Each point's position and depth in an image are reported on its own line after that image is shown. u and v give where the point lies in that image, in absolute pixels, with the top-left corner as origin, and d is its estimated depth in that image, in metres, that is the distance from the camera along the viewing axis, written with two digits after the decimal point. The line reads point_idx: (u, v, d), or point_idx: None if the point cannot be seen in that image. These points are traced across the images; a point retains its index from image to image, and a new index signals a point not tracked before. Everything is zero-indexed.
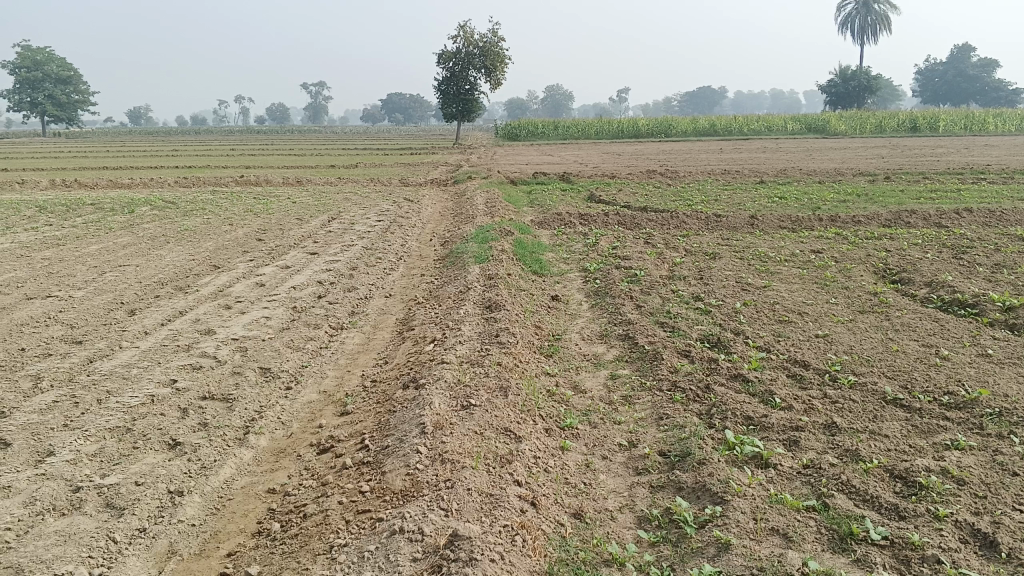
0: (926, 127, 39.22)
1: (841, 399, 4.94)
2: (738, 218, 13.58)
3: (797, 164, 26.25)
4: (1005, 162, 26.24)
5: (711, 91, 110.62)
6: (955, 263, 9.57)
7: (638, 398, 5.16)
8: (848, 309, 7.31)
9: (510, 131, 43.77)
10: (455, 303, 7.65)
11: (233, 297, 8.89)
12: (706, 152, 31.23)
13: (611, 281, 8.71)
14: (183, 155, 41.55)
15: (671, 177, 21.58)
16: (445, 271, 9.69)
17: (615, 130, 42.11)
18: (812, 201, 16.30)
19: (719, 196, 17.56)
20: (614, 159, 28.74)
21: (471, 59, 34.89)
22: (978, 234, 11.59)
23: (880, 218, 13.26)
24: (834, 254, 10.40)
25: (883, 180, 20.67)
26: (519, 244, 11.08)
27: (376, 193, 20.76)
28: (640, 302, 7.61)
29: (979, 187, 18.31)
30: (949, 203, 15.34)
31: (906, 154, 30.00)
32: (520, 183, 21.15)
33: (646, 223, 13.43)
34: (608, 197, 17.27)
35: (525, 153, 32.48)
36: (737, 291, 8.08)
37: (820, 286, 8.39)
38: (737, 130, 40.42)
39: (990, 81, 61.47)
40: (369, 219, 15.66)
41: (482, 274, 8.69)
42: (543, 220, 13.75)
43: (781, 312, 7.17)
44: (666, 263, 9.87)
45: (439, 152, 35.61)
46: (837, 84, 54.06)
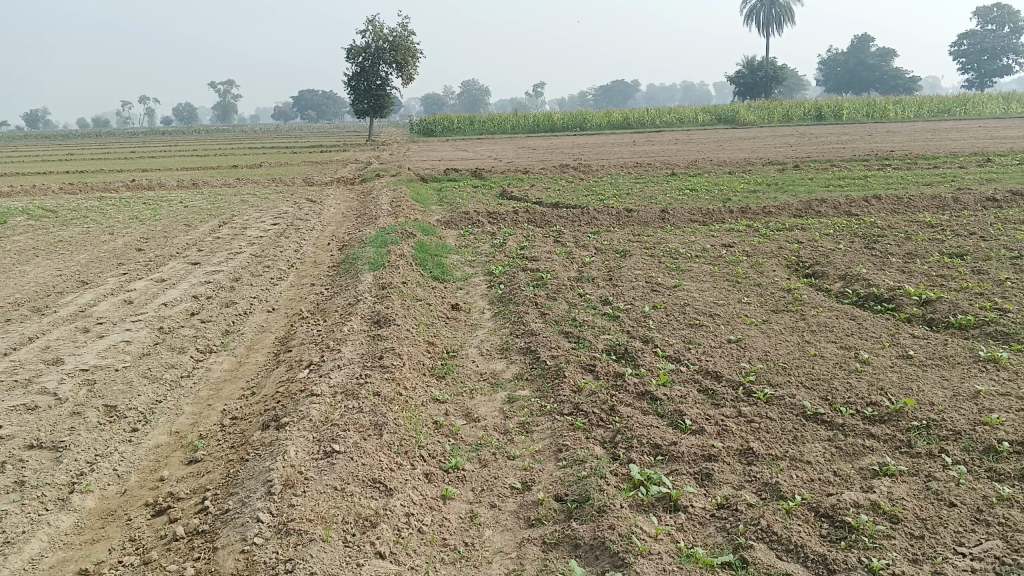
0: (830, 116, 40.17)
1: (757, 418, 4.43)
2: (649, 211, 13.20)
3: (708, 154, 26.28)
4: (907, 149, 26.89)
5: (625, 85, 111.83)
6: (867, 254, 9.33)
7: (534, 425, 4.55)
8: (763, 308, 6.89)
9: (424, 126, 42.88)
10: (340, 318, 6.91)
11: (94, 318, 7.93)
12: (620, 144, 31.10)
13: (513, 285, 8.11)
14: (77, 158, 39.24)
15: (584, 171, 21.22)
16: (337, 280, 8.92)
17: (530, 123, 41.71)
18: (724, 191, 16.14)
19: (631, 189, 17.26)
20: (528, 153, 28.29)
21: (381, 53, 33.83)
22: (887, 222, 11.47)
23: (792, 208, 13.09)
24: (747, 248, 10.06)
25: (792, 169, 20.78)
26: (420, 246, 10.39)
27: (277, 194, 19.71)
28: (544, 308, 7.02)
29: (885, 173, 18.56)
30: (857, 190, 15.38)
31: (812, 142, 30.50)
32: (430, 180, 20.41)
33: (556, 219, 12.93)
34: (519, 193, 16.73)
35: (438, 148, 31.70)
36: (647, 292, 7.58)
37: (732, 283, 7.98)
38: (650, 122, 40.48)
39: (888, 70, 63.71)
40: (265, 222, 14.70)
41: (374, 282, 7.97)
42: (449, 220, 13.08)
43: (692, 315, 6.69)
44: (574, 263, 9.34)
45: (350, 149, 34.48)
46: (745, 75, 55.11)
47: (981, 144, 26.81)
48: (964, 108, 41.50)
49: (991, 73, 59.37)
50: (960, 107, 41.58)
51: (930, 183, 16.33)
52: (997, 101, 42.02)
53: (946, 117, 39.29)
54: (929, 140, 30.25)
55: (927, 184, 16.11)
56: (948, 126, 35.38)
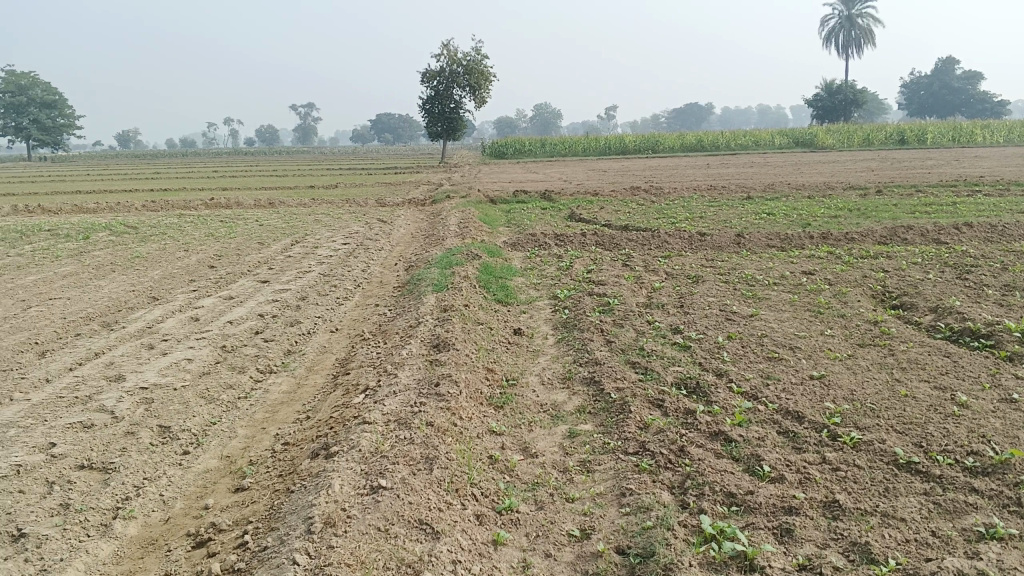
0: (914, 140, 38.73)
1: (843, 466, 4.04)
2: (723, 236, 12.74)
3: (785, 178, 25.51)
4: (999, 174, 25.61)
5: (699, 108, 110.57)
6: (960, 285, 8.72)
7: (597, 464, 4.25)
8: (847, 342, 6.43)
9: (496, 148, 43.01)
10: (400, 341, 6.72)
11: (160, 335, 7.95)
12: (693, 168, 30.52)
13: (579, 311, 7.81)
14: (162, 177, 40.66)
15: (655, 194, 20.80)
16: (400, 302, 8.77)
17: (602, 146, 41.43)
18: (802, 216, 15.54)
19: (704, 212, 16.80)
20: (599, 175, 28.01)
21: (455, 77, 34.08)
22: (980, 251, 10.77)
23: (875, 234, 12.47)
24: (828, 276, 9.54)
25: (874, 194, 19.94)
26: (486, 268, 10.20)
27: (349, 213, 19.89)
28: (611, 335, 6.71)
29: (976, 199, 17.64)
30: (945, 217, 14.61)
31: (896, 166, 29.36)
32: (499, 202, 20.30)
33: (626, 242, 12.60)
34: (589, 215, 16.43)
35: (509, 170, 31.70)
36: (721, 322, 7.18)
37: (813, 313, 7.52)
38: (725, 145, 39.68)
39: (977, 93, 61.30)
40: (334, 241, 14.78)
41: (437, 304, 7.78)
42: (516, 241, 12.90)
43: (769, 348, 6.29)
44: (644, 289, 8.99)
45: (422, 170, 34.80)
46: (824, 97, 53.74)
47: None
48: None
49: None
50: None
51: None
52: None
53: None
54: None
55: (1022, 211, 15.21)
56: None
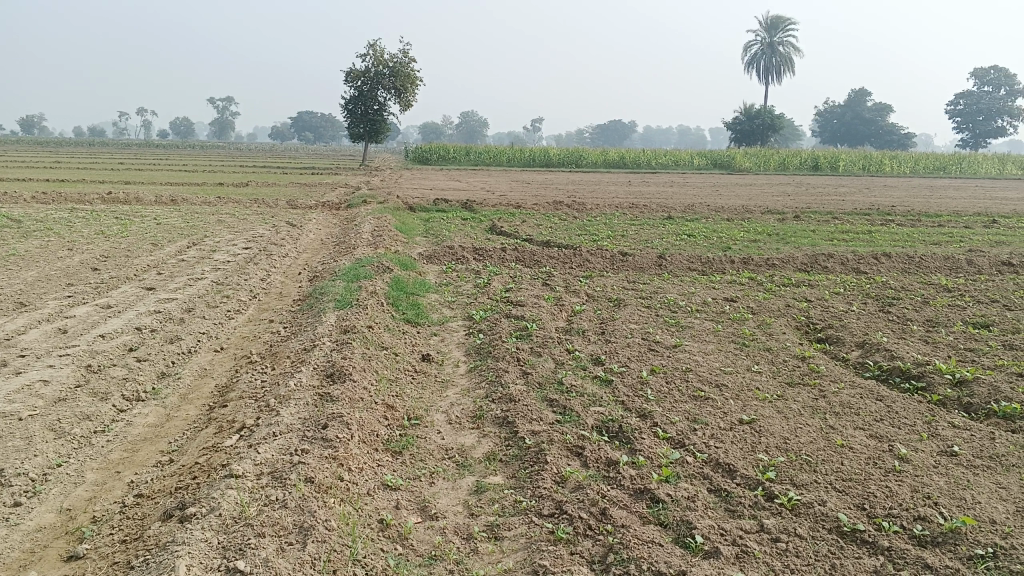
0: (826, 166, 39.84)
1: (782, 538, 3.56)
2: (645, 257, 12.40)
3: (705, 199, 25.64)
4: (907, 204, 26.35)
5: (621, 126, 112.05)
6: (884, 319, 8.53)
7: (506, 530, 3.66)
8: (777, 381, 6.03)
9: (418, 155, 42.17)
10: (291, 368, 6.00)
11: (18, 350, 6.98)
12: (615, 184, 30.46)
13: (494, 335, 7.22)
14: (60, 168, 38.28)
15: (578, 209, 20.47)
16: (299, 319, 8.01)
17: (525, 158, 41.13)
18: (723, 239, 15.41)
19: (626, 230, 16.51)
20: (522, 187, 27.58)
21: (379, 79, 33.18)
22: (899, 283, 10.70)
23: (796, 261, 12.34)
24: (751, 304, 9.25)
25: (792, 219, 20.09)
26: (397, 283, 9.53)
27: (257, 215, 18.84)
28: (527, 365, 6.14)
29: (888, 229, 17.92)
30: (861, 246, 14.70)
31: (810, 192, 29.95)
32: (418, 210, 19.59)
33: (546, 260, 12.12)
34: (510, 229, 15.92)
35: (431, 178, 30.98)
36: (645, 352, 6.71)
37: (739, 346, 7.13)
38: (646, 163, 39.91)
39: (883, 125, 63.84)
40: (237, 246, 13.82)
41: (338, 324, 7.07)
42: (431, 254, 12.25)
43: (695, 385, 5.84)
44: (563, 312, 8.47)
45: (341, 174, 33.74)
46: (742, 121, 54.91)
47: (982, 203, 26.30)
48: (958, 166, 41.34)
49: (983, 133, 59.82)
50: (954, 165, 41.40)
51: (938, 242, 15.64)
52: (992, 160, 41.87)
53: (942, 175, 39.01)
54: (928, 196, 29.77)
55: (933, 243, 15.45)
56: (944, 183, 35.04)
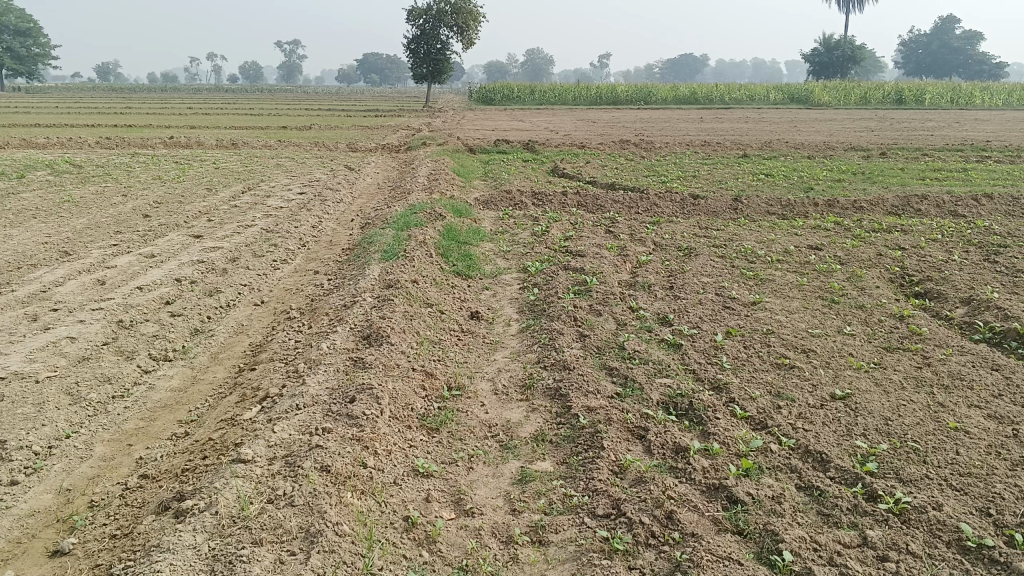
0: (911, 100, 37.50)
1: (893, 560, 2.90)
2: (718, 200, 11.53)
3: (782, 137, 24.25)
4: (1005, 139, 24.44)
5: (691, 62, 108.40)
6: (991, 270, 7.58)
7: (553, 533, 3.09)
8: (873, 348, 5.27)
9: (482, 94, 41.19)
10: (326, 328, 5.49)
11: (51, 303, 6.66)
12: (685, 121, 29.14)
13: (551, 289, 6.57)
14: (129, 112, 38.60)
15: (646, 149, 19.50)
16: (343, 271, 7.50)
17: (591, 96, 39.76)
18: (803, 180, 14.35)
19: (697, 171, 15.56)
20: (587, 126, 26.55)
21: (442, 17, 32.14)
22: (1004, 228, 9.63)
23: (885, 204, 11.29)
24: (837, 254, 8.37)
25: (878, 157, 18.73)
26: (450, 231, 8.95)
27: (316, 159, 18.46)
28: (586, 327, 5.50)
29: (986, 167, 16.52)
30: (955, 186, 13.50)
31: (896, 128, 28.10)
32: (478, 151, 18.91)
33: (610, 204, 11.36)
34: (572, 171, 15.16)
35: (494, 117, 30.13)
36: (718, 312, 5.99)
37: (826, 303, 6.35)
38: (718, 99, 38.14)
39: (973, 55, 59.89)
40: (291, 190, 13.40)
41: (380, 277, 6.53)
42: (489, 198, 11.62)
43: (778, 351, 5.12)
44: (628, 263, 7.76)
45: (404, 115, 33.12)
46: (819, 53, 52.03)
47: None
48: None
49: None
50: None
51: None
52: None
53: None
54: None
55: None
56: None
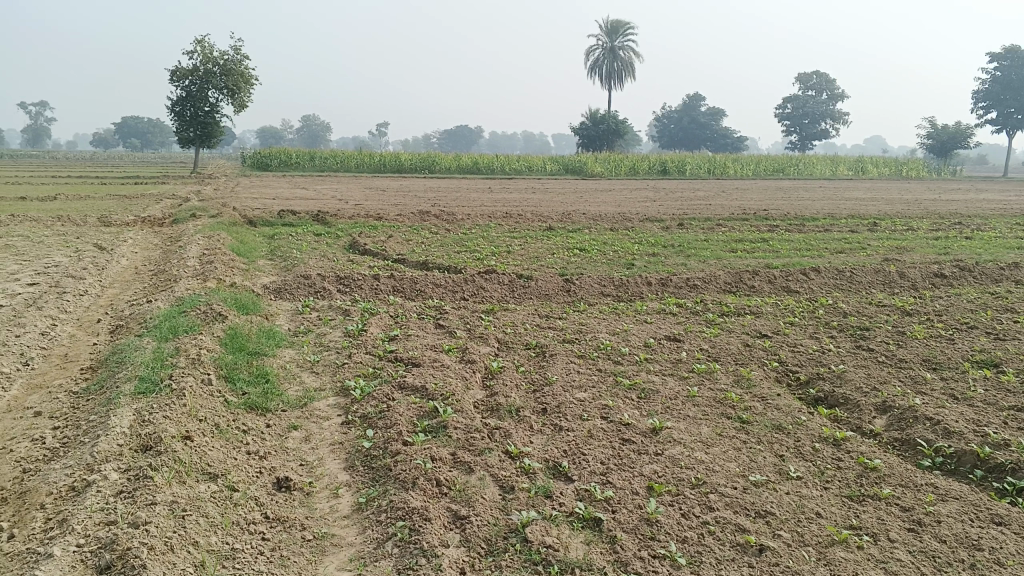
0: (675, 170, 39.67)
1: None
2: (548, 280, 10.30)
3: (576, 207, 24.06)
4: (776, 208, 25.81)
5: (467, 132, 110.85)
6: (873, 361, 6.78)
7: None
8: (839, 501, 3.98)
9: (258, 160, 38.38)
10: (36, 544, 3.34)
11: None
12: (476, 191, 28.39)
13: (391, 428, 4.78)
14: None
15: (448, 221, 18.21)
16: (77, 412, 5.22)
17: (376, 163, 38.28)
18: (621, 254, 13.62)
19: (509, 246, 14.42)
20: (378, 195, 24.93)
21: (209, 78, 29.44)
22: (850, 306, 9.13)
23: (718, 279, 10.59)
24: (704, 344, 7.28)
25: (677, 227, 18.71)
26: (235, 337, 6.86)
27: (57, 236, 15.26)
28: (457, 500, 3.79)
29: (781, 236, 16.85)
30: (765, 257, 13.34)
31: (675, 196, 29.10)
32: (260, 224, 16.62)
33: (429, 288, 9.76)
34: (374, 247, 13.44)
35: (275, 185, 27.65)
36: (621, 450, 4.49)
37: (740, 423, 5.07)
38: (500, 168, 38.07)
39: (719, 129, 65.56)
40: (18, 280, 10.49)
41: (135, 431, 4.40)
42: (283, 286, 9.58)
43: (733, 521, 3.68)
44: (476, 375, 6.12)
45: (171, 183, 29.73)
46: (588, 126, 54.27)
47: (841, 206, 26.17)
48: (796, 168, 42.51)
49: (811, 136, 62.42)
50: (793, 168, 42.47)
51: (839, 249, 14.57)
52: (825, 162, 43.40)
53: (785, 177, 39.75)
54: (786, 199, 29.63)
55: (836, 251, 14.33)
56: (794, 185, 35.40)
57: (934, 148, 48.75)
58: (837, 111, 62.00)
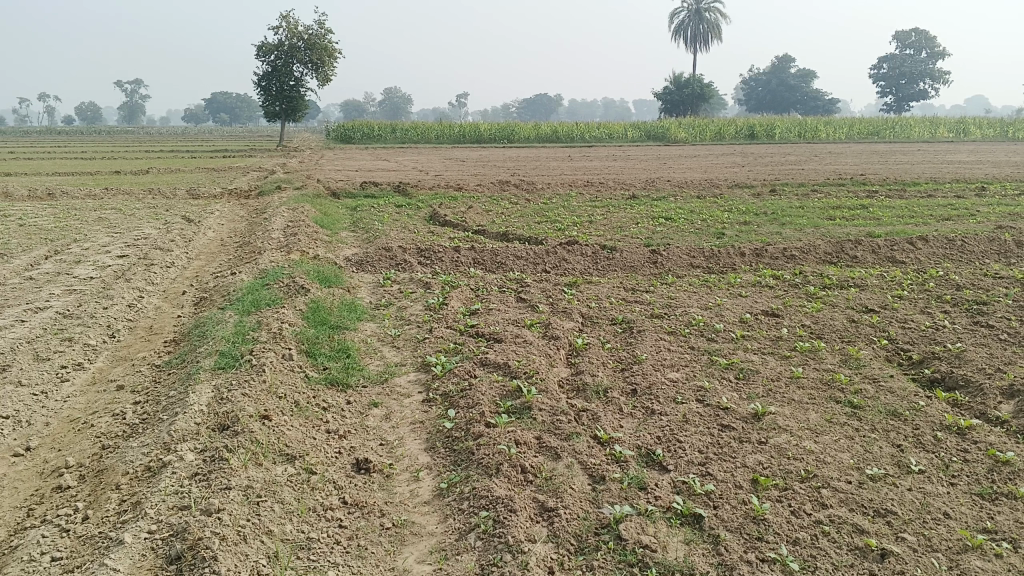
0: (762, 135, 38.23)
1: None
2: (634, 251, 9.91)
3: (660, 175, 23.37)
4: (874, 172, 24.51)
5: (547, 100, 109.76)
6: (996, 340, 6.20)
7: None
8: (970, 499, 3.56)
9: (340, 132, 38.77)
10: (114, 527, 3.27)
11: None
12: (556, 159, 27.95)
13: (473, 408, 4.57)
14: None
15: (529, 191, 17.90)
16: (160, 387, 5.21)
17: (456, 133, 38.16)
18: (710, 223, 13.07)
19: (591, 215, 14.03)
20: (458, 165, 24.78)
21: (294, 53, 29.74)
22: (963, 278, 8.46)
23: (816, 249, 9.99)
24: (804, 320, 6.80)
25: (768, 194, 17.91)
26: (315, 310, 6.78)
27: (149, 209, 15.65)
28: (544, 490, 3.54)
29: (881, 202, 15.93)
30: (864, 225, 12.58)
31: (763, 163, 27.98)
32: (342, 196, 16.67)
33: (511, 260, 9.52)
34: (455, 217, 13.27)
35: (357, 156, 27.83)
36: (719, 437, 4.16)
37: (849, 408, 4.67)
38: (580, 136, 37.42)
39: (809, 92, 62.93)
40: (111, 252, 10.73)
41: (214, 409, 4.32)
42: (364, 257, 9.49)
43: (848, 521, 3.33)
44: (561, 352, 5.85)
45: (258, 156, 30.30)
46: (671, 92, 52.82)
47: (944, 170, 24.66)
48: (892, 131, 40.40)
49: (907, 97, 59.29)
50: (889, 130, 40.36)
51: (946, 216, 13.64)
52: (923, 124, 41.13)
53: (880, 141, 37.82)
54: (883, 163, 28.13)
55: (943, 218, 13.42)
56: (891, 149, 33.63)
57: None
58: (938, 69, 58.62)
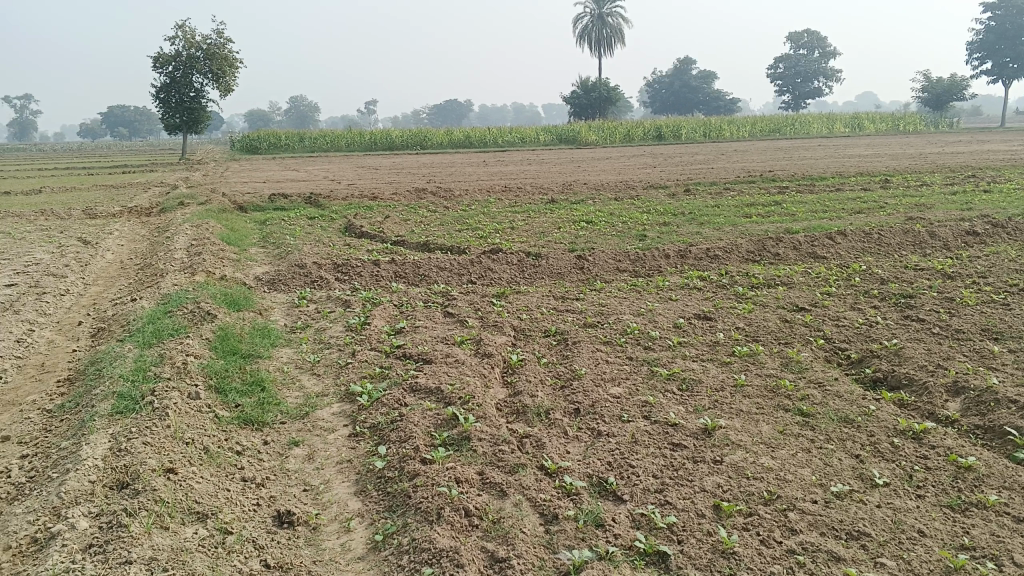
0: (671, 135, 38.81)
1: None
2: (559, 257, 9.65)
3: (575, 177, 23.31)
4: (780, 168, 25.07)
5: (456, 106, 109.41)
6: (929, 334, 6.17)
7: None
8: (941, 513, 3.39)
9: (246, 143, 37.45)
10: None
11: None
12: (471, 165, 27.61)
13: (406, 442, 4.18)
14: None
15: (446, 198, 17.49)
16: (48, 437, 4.61)
17: (366, 141, 37.39)
18: (632, 225, 12.95)
19: (511, 221, 13.75)
20: (371, 174, 24.17)
21: (193, 63, 28.51)
22: (886, 272, 8.51)
23: (739, 248, 9.94)
24: (739, 322, 6.65)
25: (684, 194, 18.00)
26: (225, 338, 6.23)
27: (38, 232, 14.55)
28: (493, 539, 3.20)
29: (793, 198, 16.18)
30: (781, 221, 12.69)
31: (675, 162, 28.30)
32: (250, 210, 15.91)
33: (433, 271, 9.12)
34: (371, 228, 12.76)
35: (265, 168, 26.86)
36: (674, 459, 3.88)
37: (801, 416, 4.48)
38: (493, 140, 37.19)
39: (712, 92, 64.48)
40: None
41: (110, 463, 3.80)
42: (277, 276, 8.93)
43: (822, 547, 3.10)
44: (495, 371, 5.51)
45: (159, 170, 28.91)
46: (580, 95, 53.18)
47: (846, 164, 25.42)
48: (793, 128, 41.64)
49: (803, 95, 61.39)
50: (790, 127, 41.58)
51: (857, 209, 13.91)
52: (822, 119, 42.55)
53: (782, 137, 38.91)
54: (787, 159, 28.84)
55: (855, 212, 13.67)
56: (794, 145, 34.59)
57: (931, 101, 47.88)
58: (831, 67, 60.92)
